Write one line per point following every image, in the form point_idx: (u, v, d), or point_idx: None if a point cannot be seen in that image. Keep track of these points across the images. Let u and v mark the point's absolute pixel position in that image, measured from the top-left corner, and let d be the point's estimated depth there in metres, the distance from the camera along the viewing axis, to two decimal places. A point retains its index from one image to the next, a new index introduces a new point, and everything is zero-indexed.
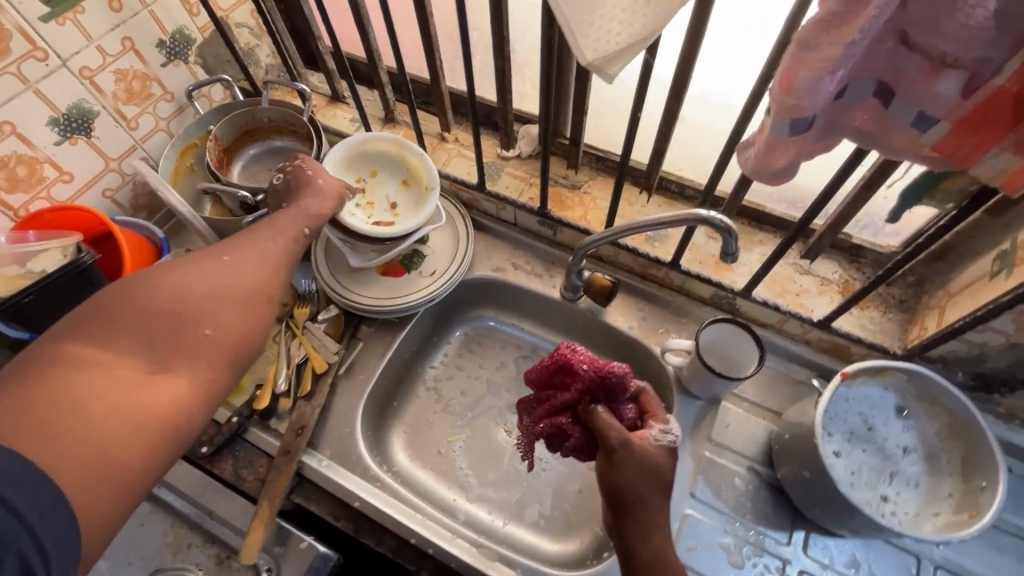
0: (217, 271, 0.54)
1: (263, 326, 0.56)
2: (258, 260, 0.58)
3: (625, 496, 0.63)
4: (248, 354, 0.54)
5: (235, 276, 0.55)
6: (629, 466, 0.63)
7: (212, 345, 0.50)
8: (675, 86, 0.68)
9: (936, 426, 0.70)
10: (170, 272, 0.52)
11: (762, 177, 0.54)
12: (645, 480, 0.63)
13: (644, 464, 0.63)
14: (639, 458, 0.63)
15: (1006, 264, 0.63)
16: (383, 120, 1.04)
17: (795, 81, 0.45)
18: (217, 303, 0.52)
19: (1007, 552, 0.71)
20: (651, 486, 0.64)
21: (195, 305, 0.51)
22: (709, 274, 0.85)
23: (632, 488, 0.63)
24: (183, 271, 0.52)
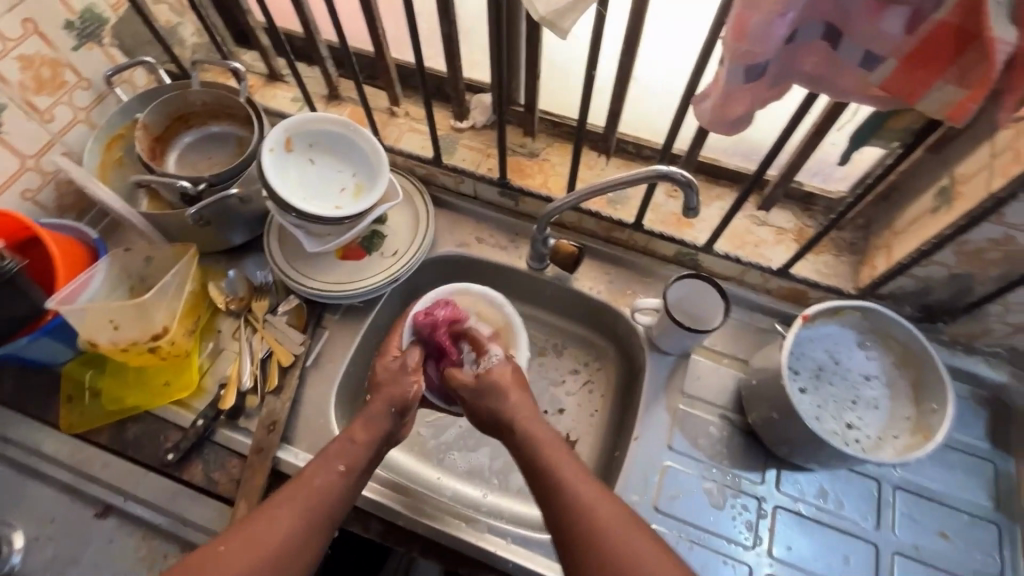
0: (324, 484, 0.62)
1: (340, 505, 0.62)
2: (356, 459, 0.65)
3: (508, 428, 0.69)
4: (324, 527, 0.60)
5: (326, 491, 0.61)
6: (500, 399, 0.70)
7: (303, 524, 0.58)
8: (628, 43, 0.66)
9: (890, 356, 0.74)
10: (281, 499, 0.59)
11: (720, 127, 0.54)
12: (524, 417, 0.68)
13: (545, 434, 0.67)
14: (503, 385, 0.71)
15: (946, 199, 0.66)
16: (327, 97, 0.98)
17: (748, 26, 0.44)
18: (305, 523, 0.59)
19: (955, 467, 0.78)
20: (562, 458, 0.63)
21: (292, 523, 0.58)
22: (671, 233, 0.86)
23: (543, 463, 0.63)
24: (274, 500, 0.59)
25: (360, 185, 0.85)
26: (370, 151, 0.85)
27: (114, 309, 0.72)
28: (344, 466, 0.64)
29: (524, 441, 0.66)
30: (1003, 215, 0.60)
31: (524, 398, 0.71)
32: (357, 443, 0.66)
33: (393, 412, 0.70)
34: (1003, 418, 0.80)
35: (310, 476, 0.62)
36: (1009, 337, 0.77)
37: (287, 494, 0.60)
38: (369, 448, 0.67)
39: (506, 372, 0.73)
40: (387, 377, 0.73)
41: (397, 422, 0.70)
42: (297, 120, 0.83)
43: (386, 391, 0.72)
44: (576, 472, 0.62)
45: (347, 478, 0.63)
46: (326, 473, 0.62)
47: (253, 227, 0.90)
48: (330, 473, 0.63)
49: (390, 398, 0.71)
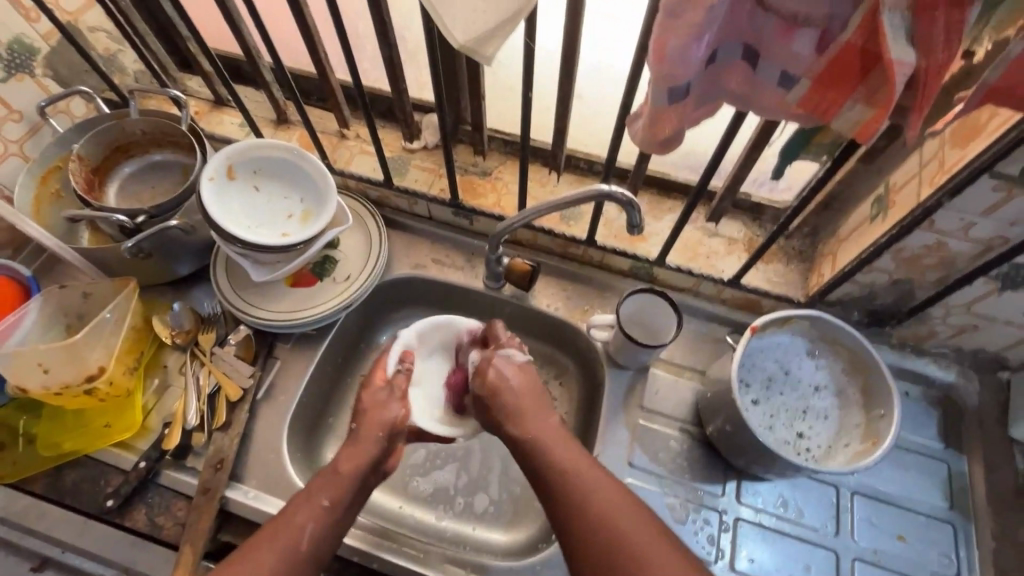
0: (311, 520, 0.59)
1: (330, 536, 0.60)
2: (341, 492, 0.63)
3: (511, 420, 0.68)
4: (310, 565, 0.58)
5: (311, 528, 0.59)
6: (501, 400, 0.70)
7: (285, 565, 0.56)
8: (565, 64, 0.67)
9: (841, 362, 0.74)
10: (260, 543, 0.57)
11: (651, 147, 0.54)
12: (530, 410, 0.69)
13: (548, 431, 0.66)
14: (510, 385, 0.71)
15: (882, 207, 0.67)
16: (275, 122, 0.97)
17: (666, 49, 0.44)
18: (290, 562, 0.57)
19: (910, 469, 0.78)
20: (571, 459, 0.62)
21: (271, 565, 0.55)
22: (625, 247, 0.86)
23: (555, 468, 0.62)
24: (256, 545, 0.57)
25: (308, 211, 0.83)
26: (317, 176, 0.83)
27: (42, 351, 0.70)
28: (330, 497, 0.62)
29: (539, 452, 0.64)
30: (934, 222, 0.62)
31: (524, 398, 0.70)
32: (342, 473, 0.64)
33: (381, 437, 0.69)
34: (954, 417, 0.81)
35: (293, 512, 0.60)
36: (953, 337, 0.78)
37: (267, 537, 0.58)
38: (353, 482, 0.64)
39: (508, 373, 0.72)
40: (371, 405, 0.73)
41: (387, 448, 0.69)
42: (240, 143, 0.81)
43: (373, 418, 0.71)
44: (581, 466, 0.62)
45: (331, 514, 0.61)
46: (309, 509, 0.60)
47: (199, 258, 0.87)
48: (314, 509, 0.60)
49: (377, 423, 0.70)
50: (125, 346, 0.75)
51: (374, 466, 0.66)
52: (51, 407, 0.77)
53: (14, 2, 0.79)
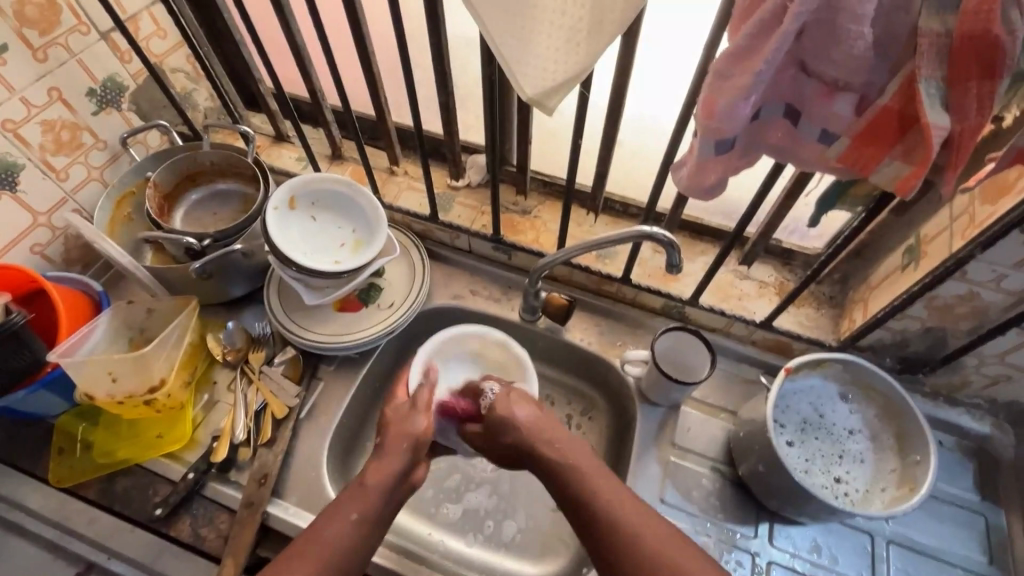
0: (338, 534, 0.61)
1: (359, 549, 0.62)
2: (368, 507, 0.63)
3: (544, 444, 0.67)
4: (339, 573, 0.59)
5: (338, 542, 0.60)
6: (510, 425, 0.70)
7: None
8: (612, 115, 0.72)
9: (874, 408, 0.75)
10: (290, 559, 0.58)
11: (695, 193, 0.58)
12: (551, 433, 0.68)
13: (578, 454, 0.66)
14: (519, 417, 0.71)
15: (914, 257, 0.70)
16: (330, 158, 1.04)
17: (715, 107, 0.49)
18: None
19: (947, 519, 0.78)
20: (603, 488, 0.61)
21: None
22: (659, 286, 0.90)
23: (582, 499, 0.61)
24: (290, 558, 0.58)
25: (359, 241, 0.88)
26: (369, 209, 0.89)
27: (114, 361, 0.75)
28: (358, 512, 0.63)
29: (569, 480, 0.63)
30: (966, 273, 0.64)
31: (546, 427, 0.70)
32: (369, 487, 0.65)
33: (404, 450, 0.69)
34: (990, 470, 0.81)
35: (321, 525, 0.61)
36: (987, 388, 0.79)
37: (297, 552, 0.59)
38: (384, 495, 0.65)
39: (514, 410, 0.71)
40: (396, 418, 0.74)
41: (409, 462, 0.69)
42: (304, 177, 0.88)
43: (395, 430, 0.72)
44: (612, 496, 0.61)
45: (360, 528, 0.62)
46: (338, 523, 0.61)
47: (253, 281, 0.92)
48: (342, 523, 0.62)
49: (401, 435, 0.71)
50: (183, 360, 0.80)
51: (399, 479, 0.67)
52: (107, 416, 0.82)
53: (112, 45, 0.88)
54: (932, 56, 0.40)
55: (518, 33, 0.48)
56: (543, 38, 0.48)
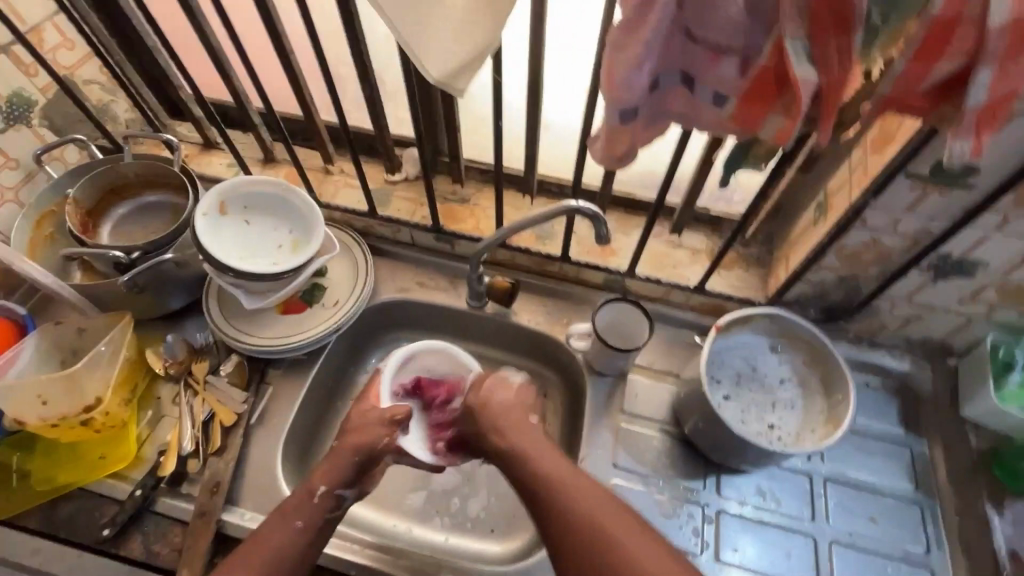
0: (280, 540, 0.65)
1: (310, 541, 0.66)
2: (315, 515, 0.67)
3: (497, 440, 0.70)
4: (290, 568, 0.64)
5: (281, 549, 0.64)
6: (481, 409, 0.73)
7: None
8: (531, 98, 0.74)
9: (801, 355, 0.80)
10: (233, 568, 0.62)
11: (608, 162, 0.60)
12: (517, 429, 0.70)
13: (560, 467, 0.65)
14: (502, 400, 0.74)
15: (823, 211, 0.75)
16: (263, 161, 1.02)
17: (614, 78, 0.51)
18: None
19: (876, 453, 0.84)
20: (560, 472, 0.64)
21: None
22: (598, 261, 0.92)
23: (538, 481, 0.64)
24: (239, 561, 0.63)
25: (297, 241, 0.88)
26: (304, 207, 0.88)
27: (44, 384, 0.73)
28: (304, 521, 0.66)
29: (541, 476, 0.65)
30: (866, 220, 0.69)
31: (512, 414, 0.72)
32: (319, 495, 0.68)
33: (358, 460, 0.71)
34: (912, 404, 0.87)
35: (268, 533, 0.65)
36: (902, 328, 0.85)
37: (243, 556, 0.63)
38: (329, 504, 0.68)
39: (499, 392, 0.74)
40: (357, 424, 0.74)
41: (359, 471, 0.71)
42: (234, 180, 0.87)
43: (354, 437, 0.73)
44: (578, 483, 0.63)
45: (304, 536, 0.66)
46: (282, 530, 0.65)
47: (191, 292, 0.90)
48: (288, 530, 0.65)
49: (357, 445, 0.72)
50: (120, 377, 0.78)
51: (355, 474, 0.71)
52: (44, 442, 0.79)
53: (15, 59, 0.84)
54: (797, 15, 0.44)
55: (421, 21, 0.49)
56: (437, 20, 0.49)
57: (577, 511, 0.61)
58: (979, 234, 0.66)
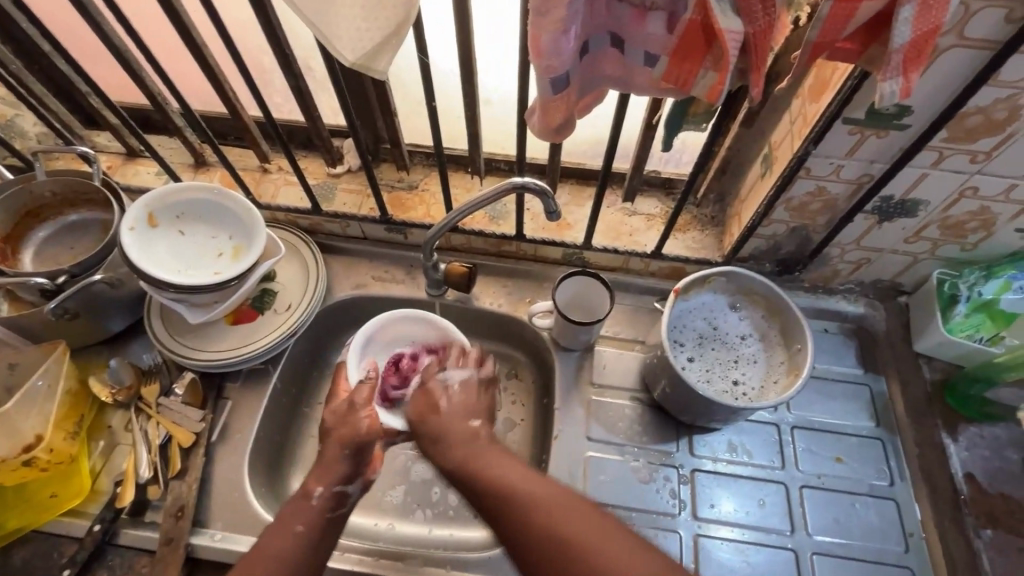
0: (282, 542, 0.62)
1: (315, 542, 0.64)
2: (314, 518, 0.65)
3: (440, 440, 0.67)
4: (302, 570, 0.62)
5: (286, 551, 0.62)
6: (433, 413, 0.69)
7: None
8: (465, 73, 0.71)
9: (759, 310, 0.81)
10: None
11: (546, 134, 0.58)
12: (458, 431, 0.66)
13: (509, 465, 0.62)
14: (444, 402, 0.70)
15: (769, 164, 0.75)
16: (194, 166, 0.97)
17: (541, 45, 0.49)
18: None
19: (839, 396, 0.86)
20: (528, 487, 0.58)
21: None
22: (554, 237, 0.91)
23: (506, 500, 0.58)
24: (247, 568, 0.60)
25: (238, 247, 0.84)
26: (242, 211, 0.84)
27: None
28: (303, 522, 0.64)
29: (488, 471, 0.61)
30: (810, 170, 0.69)
31: (456, 413, 0.69)
32: (313, 497, 0.66)
33: (347, 454, 0.71)
34: (870, 344, 0.90)
35: (268, 542, 0.62)
36: (854, 272, 0.87)
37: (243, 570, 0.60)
38: (329, 504, 0.67)
39: (444, 395, 0.71)
40: (340, 416, 0.75)
41: (356, 463, 0.71)
42: (161, 188, 0.82)
43: (340, 435, 0.73)
44: (547, 489, 0.58)
45: (305, 538, 0.64)
46: (282, 535, 0.63)
47: (132, 312, 0.86)
48: (289, 534, 0.63)
49: (343, 440, 0.72)
50: (61, 412, 0.74)
51: (350, 471, 0.70)
52: None
53: None
54: None
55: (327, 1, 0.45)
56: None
57: (541, 510, 0.56)
58: (918, 172, 0.67)
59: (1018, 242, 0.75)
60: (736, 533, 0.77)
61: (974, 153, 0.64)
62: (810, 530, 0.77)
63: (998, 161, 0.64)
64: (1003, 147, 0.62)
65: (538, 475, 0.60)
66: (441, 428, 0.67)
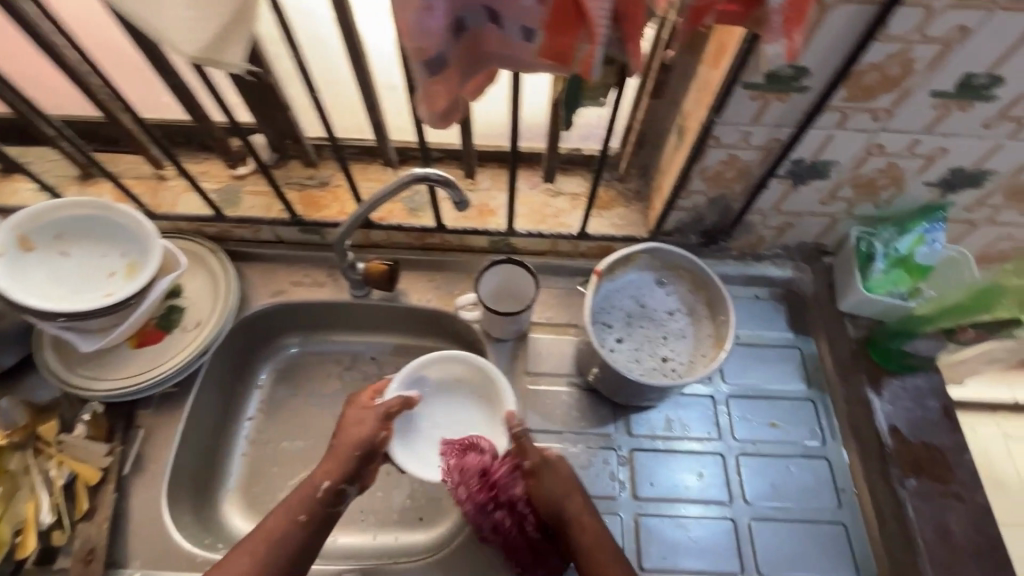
0: (283, 533, 0.68)
1: (308, 532, 0.69)
2: (315, 510, 0.70)
3: (558, 522, 0.71)
4: (288, 561, 0.67)
5: (286, 539, 0.67)
6: (551, 471, 0.73)
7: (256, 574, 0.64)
8: (355, 59, 0.66)
9: (684, 284, 0.80)
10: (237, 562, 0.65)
11: (433, 121, 0.54)
12: (575, 510, 0.71)
13: (589, 534, 0.69)
14: (563, 470, 0.73)
15: (682, 135, 0.73)
16: (81, 178, 0.88)
17: (408, 24, 0.45)
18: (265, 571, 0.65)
19: (770, 361, 0.87)
20: (598, 547, 0.68)
21: None
22: (478, 225, 0.88)
23: (575, 549, 0.69)
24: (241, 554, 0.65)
25: (132, 264, 0.77)
26: (131, 224, 0.77)
27: None
28: (304, 514, 0.69)
29: (571, 532, 0.70)
30: (719, 138, 0.68)
31: (570, 492, 0.72)
32: (319, 489, 0.71)
33: (356, 454, 0.73)
34: (799, 306, 0.90)
35: (274, 526, 0.68)
36: (778, 237, 0.87)
37: (246, 552, 0.66)
38: (329, 500, 0.71)
39: (561, 468, 0.73)
40: (352, 422, 0.75)
41: (363, 463, 0.73)
42: (35, 206, 0.74)
43: (347, 436, 0.74)
44: (598, 540, 0.69)
45: (303, 528, 0.69)
46: (283, 522, 0.68)
47: (21, 343, 0.78)
48: (291, 523, 0.68)
49: (353, 442, 0.74)
50: None
51: (359, 464, 0.73)
52: None
53: None
54: None
55: None
56: None
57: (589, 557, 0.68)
58: (824, 134, 0.66)
59: (928, 196, 0.76)
60: (676, 508, 0.77)
61: (875, 112, 0.63)
62: (747, 497, 0.78)
63: (898, 117, 0.63)
64: (901, 103, 0.61)
65: (600, 533, 0.70)
66: (564, 507, 0.71)
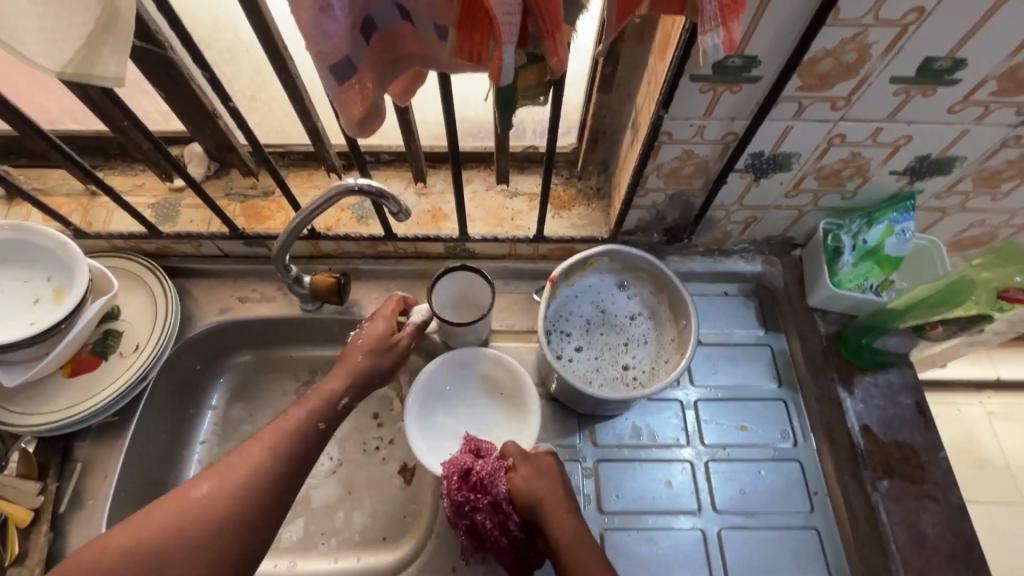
0: (303, 429, 0.63)
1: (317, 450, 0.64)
2: (334, 419, 0.66)
3: (537, 519, 0.67)
4: (299, 473, 0.61)
5: (304, 438, 0.63)
6: (534, 469, 0.69)
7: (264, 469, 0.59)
8: (278, 62, 0.61)
9: (646, 286, 0.76)
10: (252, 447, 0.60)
11: (352, 130, 0.49)
12: (551, 508, 0.67)
13: (568, 536, 0.65)
14: (545, 463, 0.70)
15: (635, 130, 0.69)
16: (7, 197, 0.83)
17: (302, 26, 0.40)
18: (273, 466, 0.59)
19: (740, 361, 0.83)
20: (575, 546, 0.64)
21: (245, 482, 0.57)
22: (431, 230, 0.83)
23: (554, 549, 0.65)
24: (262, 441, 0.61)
25: (59, 289, 0.72)
26: (54, 246, 0.72)
27: None
28: (325, 421, 0.65)
29: (550, 534, 0.66)
30: (671, 134, 0.64)
31: (550, 490, 0.68)
32: (340, 402, 0.68)
33: (385, 359, 0.72)
34: (769, 302, 0.87)
35: (296, 416, 0.64)
36: (744, 232, 0.84)
37: (266, 439, 0.61)
38: (345, 413, 0.68)
39: (543, 463, 0.70)
40: (370, 337, 0.73)
41: (373, 378, 0.72)
42: None
43: (372, 346, 0.72)
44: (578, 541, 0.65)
45: (322, 435, 0.65)
46: (306, 421, 0.64)
47: None
48: (312, 426, 0.64)
49: (377, 354, 0.72)
50: None
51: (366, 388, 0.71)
52: None
53: None
54: None
55: None
56: None
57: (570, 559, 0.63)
58: (782, 125, 0.62)
59: (896, 184, 0.72)
60: (644, 520, 0.74)
61: (834, 100, 0.59)
62: (717, 506, 0.75)
63: (858, 105, 0.60)
64: (861, 89, 0.58)
65: (579, 531, 0.66)
66: (543, 503, 0.68)
